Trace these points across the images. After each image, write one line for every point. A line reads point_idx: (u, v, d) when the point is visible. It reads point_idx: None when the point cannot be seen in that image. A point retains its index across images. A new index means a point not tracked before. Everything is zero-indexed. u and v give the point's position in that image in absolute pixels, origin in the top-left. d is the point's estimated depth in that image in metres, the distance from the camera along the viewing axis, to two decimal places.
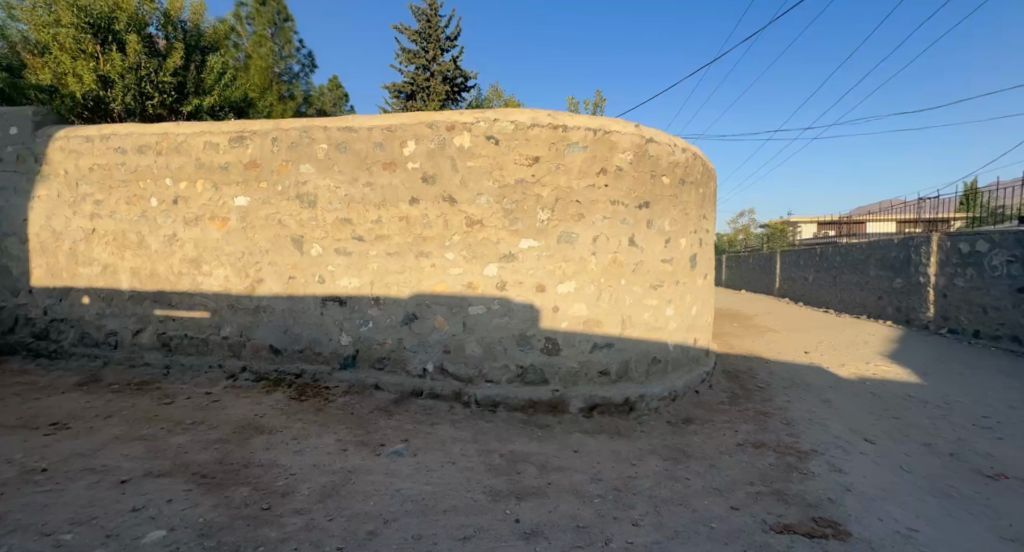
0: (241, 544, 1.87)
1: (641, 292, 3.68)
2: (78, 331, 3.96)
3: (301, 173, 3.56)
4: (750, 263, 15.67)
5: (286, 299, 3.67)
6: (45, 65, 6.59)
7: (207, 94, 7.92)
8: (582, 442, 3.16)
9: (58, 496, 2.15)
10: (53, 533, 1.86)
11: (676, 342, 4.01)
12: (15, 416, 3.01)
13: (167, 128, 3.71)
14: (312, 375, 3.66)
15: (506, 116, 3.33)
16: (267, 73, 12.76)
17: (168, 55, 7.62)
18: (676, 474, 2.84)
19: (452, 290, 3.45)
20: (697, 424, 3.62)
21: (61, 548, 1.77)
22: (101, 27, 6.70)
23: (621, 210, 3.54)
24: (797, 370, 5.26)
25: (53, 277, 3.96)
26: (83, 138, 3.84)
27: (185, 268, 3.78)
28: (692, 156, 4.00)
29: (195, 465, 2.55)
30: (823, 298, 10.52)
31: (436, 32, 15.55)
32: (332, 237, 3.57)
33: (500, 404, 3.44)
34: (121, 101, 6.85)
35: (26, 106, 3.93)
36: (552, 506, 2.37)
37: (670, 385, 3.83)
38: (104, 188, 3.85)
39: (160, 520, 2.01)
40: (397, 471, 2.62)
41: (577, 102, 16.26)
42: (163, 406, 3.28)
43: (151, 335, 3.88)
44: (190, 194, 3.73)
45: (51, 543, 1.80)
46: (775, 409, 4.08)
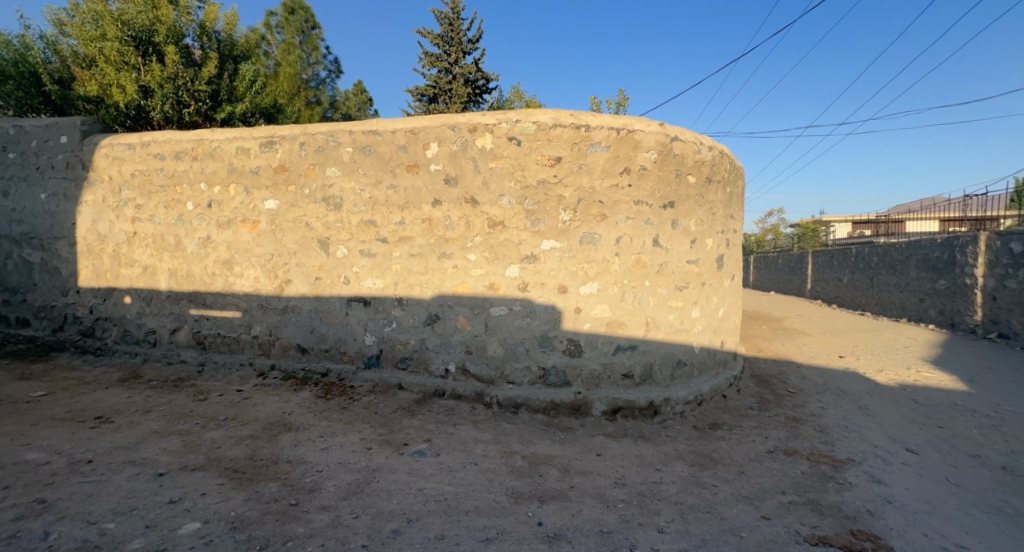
0: (270, 539, 1.92)
1: (665, 293, 3.62)
2: (121, 329, 4.16)
3: (327, 176, 3.65)
4: (780, 264, 15.18)
5: (313, 299, 3.76)
6: (91, 76, 6.95)
7: (239, 101, 8.21)
8: (604, 445, 3.12)
9: (101, 487, 2.26)
10: (97, 522, 1.96)
11: (702, 345, 3.92)
12: (63, 409, 3.18)
13: (202, 135, 3.87)
14: (337, 374, 3.74)
15: (528, 117, 3.34)
16: (295, 80, 13.26)
17: (203, 65, 7.98)
18: (703, 480, 2.77)
19: (474, 291, 3.47)
20: (724, 430, 3.52)
21: (104, 537, 1.86)
22: (142, 40, 7.05)
23: (645, 210, 3.49)
24: (831, 375, 5.06)
25: (98, 278, 4.18)
26: (125, 145, 4.04)
27: (219, 269, 3.93)
28: (719, 154, 3.91)
29: (227, 460, 2.64)
30: (859, 300, 10.10)
31: (459, 35, 15.73)
32: (357, 239, 3.65)
33: (522, 406, 3.44)
34: (160, 109, 7.17)
35: (74, 116, 4.16)
36: (576, 510, 2.35)
37: (696, 389, 3.74)
38: (145, 193, 4.04)
39: (195, 513, 2.08)
40: (419, 471, 2.65)
41: (600, 102, 16.19)
42: (198, 403, 3.40)
43: (187, 334, 4.04)
44: (223, 198, 3.88)
45: (95, 531, 1.89)
46: (807, 415, 3.93)
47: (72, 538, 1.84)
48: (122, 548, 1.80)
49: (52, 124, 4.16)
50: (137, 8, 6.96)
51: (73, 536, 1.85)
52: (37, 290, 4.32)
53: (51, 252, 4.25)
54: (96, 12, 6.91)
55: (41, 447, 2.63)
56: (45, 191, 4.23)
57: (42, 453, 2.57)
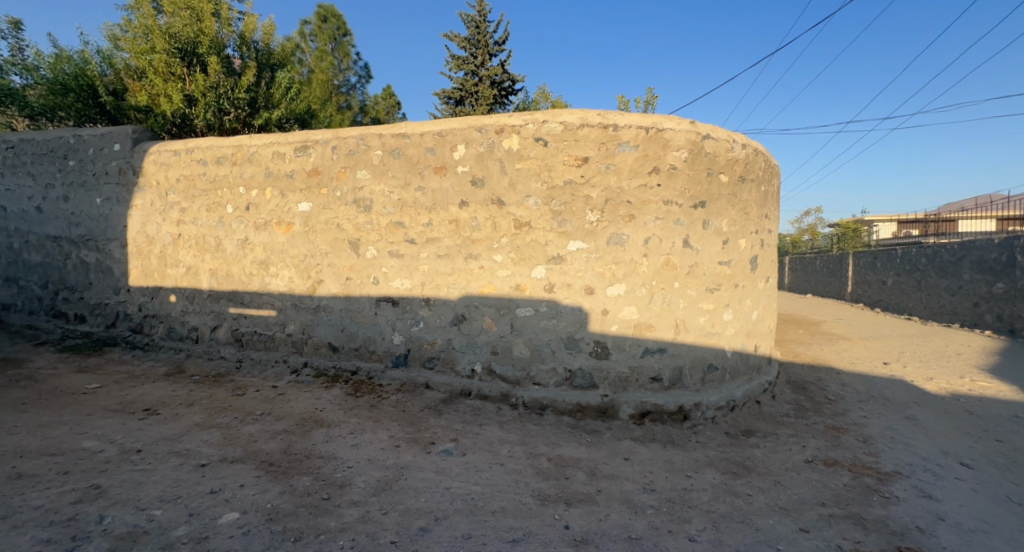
0: (304, 531, 1.98)
1: (696, 295, 3.53)
2: (166, 326, 4.40)
3: (358, 179, 3.75)
4: (818, 265, 14.55)
5: (343, 299, 3.86)
6: (141, 87, 7.37)
7: (275, 108, 8.54)
8: (632, 450, 3.07)
9: (149, 475, 2.39)
10: (146, 509, 2.08)
11: (734, 349, 3.80)
12: (115, 401, 3.38)
13: (241, 141, 4.04)
14: (366, 372, 3.83)
15: (555, 118, 3.33)
16: (327, 85, 13.74)
17: (243, 73, 8.35)
18: (736, 489, 2.68)
19: (500, 291, 3.49)
20: (758, 437, 3.41)
21: (152, 523, 1.97)
22: (188, 51, 7.45)
23: (674, 210, 3.42)
24: (875, 383, 4.80)
25: (147, 277, 4.42)
26: (171, 152, 4.27)
27: (256, 269, 4.09)
28: (753, 152, 3.79)
29: (263, 453, 2.75)
30: (906, 304, 9.57)
31: (485, 38, 15.84)
32: (385, 240, 3.73)
33: (548, 408, 3.42)
34: (203, 117, 7.52)
35: (127, 125, 4.42)
36: (603, 515, 2.32)
37: (728, 395, 3.63)
38: (189, 196, 4.26)
39: (234, 503, 2.17)
40: (446, 470, 2.68)
41: (628, 101, 16.01)
42: (236, 397, 3.55)
43: (226, 331, 4.23)
44: (260, 201, 4.04)
45: (144, 517, 2.00)
46: (849, 424, 3.75)
47: (123, 523, 1.95)
48: (168, 534, 1.90)
49: (107, 133, 4.44)
50: (183, 21, 7.38)
51: (124, 521, 1.96)
52: (92, 289, 4.61)
53: (105, 253, 4.53)
54: (146, 26, 7.35)
55: (96, 436, 2.81)
56: (101, 196, 4.51)
57: (96, 441, 2.74)
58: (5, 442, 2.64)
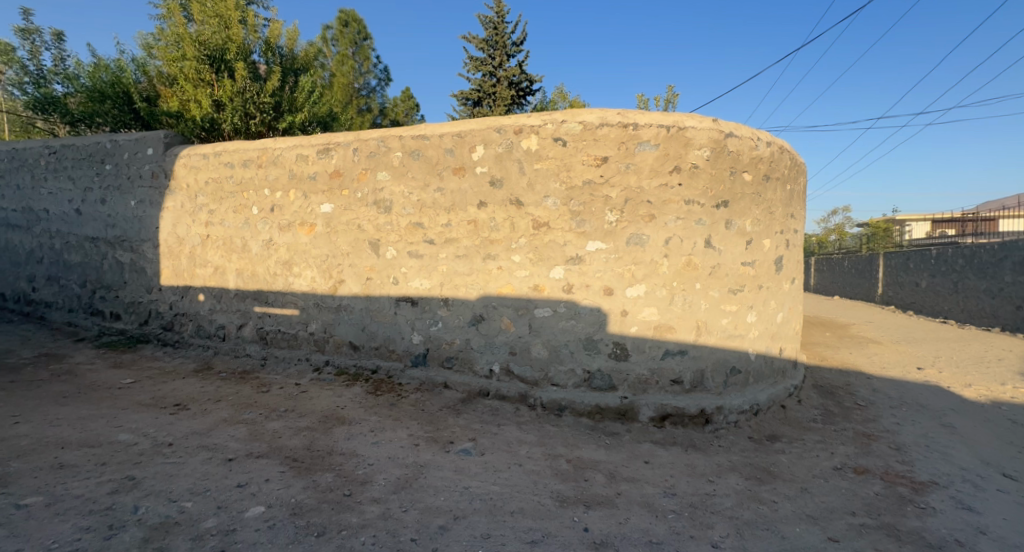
0: (327, 526, 2.02)
1: (718, 297, 3.46)
2: (195, 324, 4.55)
3: (378, 181, 3.80)
4: (846, 266, 14.09)
5: (364, 298, 3.92)
6: (173, 94, 7.64)
7: (299, 112, 8.73)
8: (652, 453, 3.02)
9: (180, 468, 2.47)
10: (177, 500, 2.15)
11: (758, 351, 3.71)
12: (148, 396, 3.52)
13: (266, 144, 4.14)
14: (386, 371, 3.88)
15: (574, 117, 3.31)
16: (347, 89, 14.05)
17: (268, 78, 8.58)
18: (761, 495, 2.61)
19: (519, 292, 3.48)
20: (784, 443, 3.32)
21: (183, 514, 2.04)
22: (216, 58, 7.72)
23: (696, 210, 3.36)
24: (907, 389, 4.62)
25: (177, 277, 4.58)
26: (200, 155, 4.41)
27: (280, 269, 4.19)
28: (778, 150, 3.70)
29: (288, 449, 2.81)
30: (941, 307, 9.19)
31: (504, 39, 15.87)
32: (405, 240, 3.77)
33: (566, 409, 3.40)
34: (231, 121, 7.76)
35: (159, 130, 4.58)
36: (623, 518, 2.29)
37: (751, 399, 3.55)
38: (217, 199, 4.39)
39: (260, 497, 2.23)
40: (465, 469, 2.69)
41: (648, 99, 15.85)
42: (261, 394, 3.64)
43: (251, 330, 4.34)
44: (284, 202, 4.13)
45: (176, 509, 2.07)
46: (881, 431, 3.62)
47: (156, 514, 2.03)
48: (198, 525, 1.96)
49: (141, 138, 4.62)
50: (212, 29, 7.66)
51: (157, 512, 2.04)
52: (127, 288, 4.80)
53: (138, 253, 4.72)
54: (177, 35, 7.66)
55: (130, 429, 2.93)
56: (135, 199, 4.69)
57: (131, 434, 2.85)
58: (48, 433, 2.78)
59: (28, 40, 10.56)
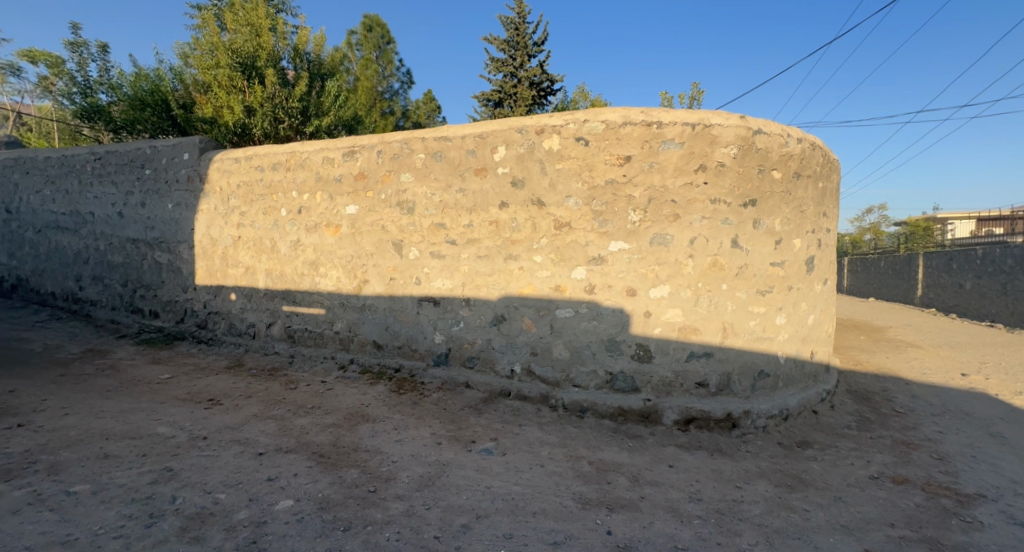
0: (353, 521, 2.06)
1: (745, 298, 3.37)
2: (228, 322, 4.71)
3: (401, 182, 3.86)
4: (883, 267, 13.48)
5: (387, 298, 3.99)
6: (207, 100, 7.97)
7: (325, 115, 8.94)
8: (677, 457, 2.97)
9: (214, 461, 2.57)
10: (212, 492, 2.23)
11: (788, 355, 3.60)
12: (184, 391, 3.66)
13: (294, 148, 4.26)
14: (409, 370, 3.93)
15: (596, 117, 3.28)
16: (371, 92, 14.35)
17: (296, 84, 8.83)
18: (792, 503, 2.53)
19: (540, 292, 3.48)
20: (815, 450, 3.20)
21: (217, 505, 2.11)
22: (248, 66, 8.02)
23: (722, 209, 3.28)
24: (950, 396, 4.39)
25: (211, 276, 4.76)
26: (232, 160, 4.56)
27: (307, 270, 4.30)
28: (809, 147, 3.58)
29: (315, 444, 2.88)
30: (987, 310, 8.70)
31: (525, 39, 15.86)
32: (427, 241, 3.81)
33: (588, 410, 3.37)
34: (261, 126, 8.03)
35: (194, 135, 4.77)
36: (647, 522, 2.26)
37: (781, 403, 3.44)
38: (248, 201, 4.54)
39: (289, 491, 2.30)
40: (487, 469, 2.70)
41: (671, 97, 15.58)
42: (289, 391, 3.75)
43: (280, 328, 4.48)
44: (312, 204, 4.24)
45: (211, 500, 2.16)
46: (921, 440, 3.45)
47: (191, 504, 2.11)
48: (231, 516, 2.03)
49: (178, 143, 4.81)
50: (244, 38, 7.97)
51: (194, 502, 2.12)
52: (165, 287, 5.02)
53: (175, 254, 4.92)
54: (212, 44, 8.01)
55: (168, 422, 3.06)
56: (172, 202, 4.90)
57: (168, 428, 2.98)
58: (94, 425, 2.93)
59: (77, 53, 11.21)
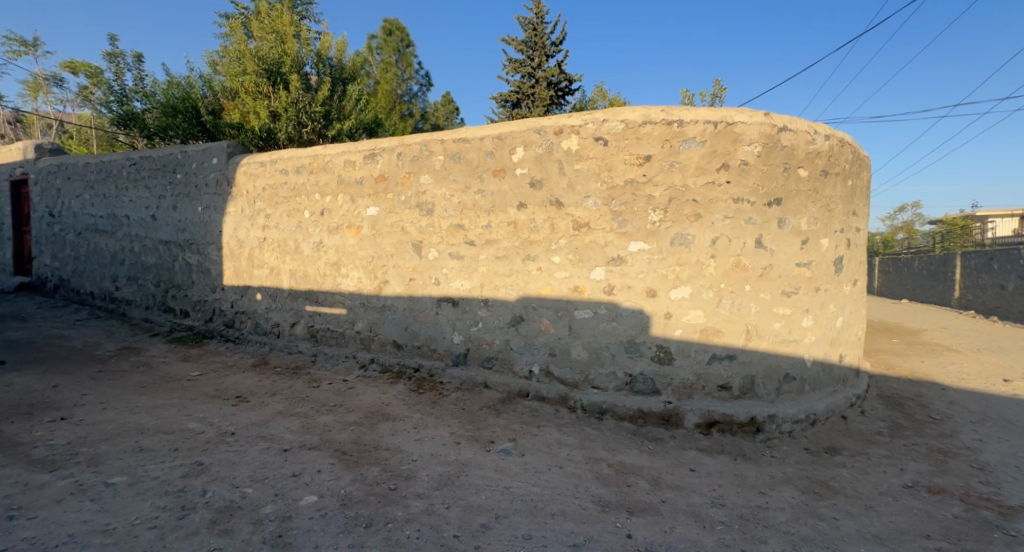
0: (374, 518, 2.10)
1: (770, 299, 3.29)
2: (254, 321, 4.85)
3: (421, 184, 3.90)
4: (918, 267, 12.95)
5: (407, 299, 4.03)
6: (235, 106, 8.24)
7: (347, 119, 9.12)
8: (698, 461, 2.91)
9: (242, 456, 2.65)
10: (240, 486, 2.30)
11: (815, 358, 3.50)
12: (213, 388, 3.78)
13: (317, 151, 4.35)
14: (428, 369, 3.97)
15: (615, 116, 3.25)
16: (391, 95, 14.57)
17: (319, 88, 9.04)
18: (820, 511, 2.46)
19: (559, 293, 3.47)
20: (844, 456, 3.10)
21: (245, 499, 2.18)
22: (273, 72, 8.28)
23: (746, 209, 3.21)
24: (991, 403, 4.19)
25: (238, 277, 4.90)
26: (258, 163, 4.69)
27: (329, 270, 4.39)
28: (838, 143, 3.47)
29: (337, 442, 2.94)
30: None
31: (543, 39, 15.82)
32: (446, 242, 3.84)
33: (607, 412, 3.34)
34: (285, 130, 8.27)
35: (222, 140, 4.92)
36: (668, 527, 2.22)
37: (808, 408, 3.35)
38: (273, 204, 4.65)
39: (313, 487, 2.35)
40: (506, 469, 2.70)
41: (692, 95, 15.30)
42: (312, 389, 3.83)
43: (304, 327, 4.58)
44: (334, 206, 4.32)
45: (239, 494, 2.22)
46: (960, 448, 3.30)
47: (220, 498, 2.18)
48: (258, 510, 2.09)
49: (207, 148, 4.97)
50: (269, 45, 8.23)
51: (223, 496, 2.19)
52: (195, 287, 5.19)
53: (204, 255, 5.09)
54: (239, 52, 8.30)
55: (198, 418, 3.17)
56: (202, 205, 5.07)
57: (198, 423, 3.08)
58: (129, 419, 3.05)
59: (113, 63, 11.70)
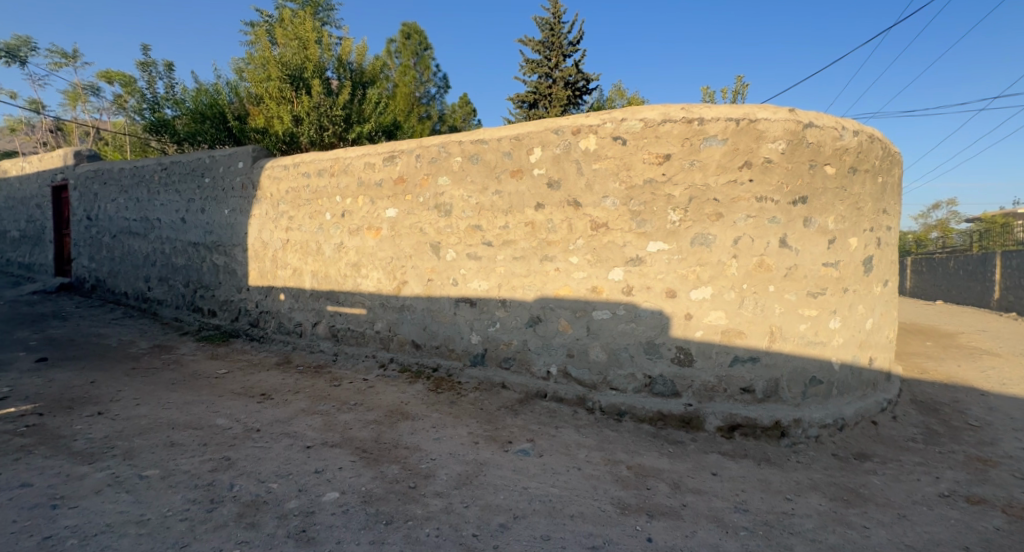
0: (394, 515, 2.12)
1: (795, 300, 3.20)
2: (278, 321, 4.96)
3: (439, 185, 3.93)
4: (954, 267, 12.43)
5: (426, 299, 4.07)
6: (260, 111, 8.51)
7: (367, 122, 9.28)
8: (721, 465, 2.85)
9: (267, 452, 2.72)
10: (265, 481, 2.36)
11: (843, 361, 3.39)
12: (239, 385, 3.89)
13: (338, 154, 4.43)
14: (446, 369, 4.00)
15: (634, 115, 3.21)
16: (410, 98, 14.75)
17: (340, 93, 9.23)
18: (849, 519, 2.38)
19: (577, 294, 3.45)
20: (875, 463, 3.00)
21: (270, 494, 2.23)
22: (296, 77, 8.52)
23: (769, 207, 3.13)
24: None
25: (263, 278, 5.03)
26: (282, 167, 4.79)
27: (350, 271, 4.46)
28: (867, 139, 3.36)
29: (358, 440, 2.99)
30: None
31: (560, 39, 15.76)
32: (464, 243, 3.86)
33: (626, 414, 3.31)
34: (307, 134, 8.48)
35: (247, 145, 5.05)
36: (689, 531, 2.18)
37: (835, 412, 3.24)
38: (296, 206, 4.76)
39: (334, 484, 2.39)
40: (524, 469, 2.70)
41: (713, 92, 15.04)
42: (333, 388, 3.90)
43: (325, 327, 4.67)
44: (354, 208, 4.39)
45: (264, 489, 2.28)
46: (1000, 457, 3.14)
47: (246, 492, 2.23)
48: (283, 505, 2.14)
49: (233, 152, 5.12)
50: (293, 51, 8.48)
51: (249, 490, 2.25)
52: (222, 287, 5.35)
53: (230, 256, 5.24)
54: (264, 59, 8.58)
55: (225, 415, 3.26)
56: (228, 207, 5.22)
57: (226, 419, 3.17)
58: (161, 415, 3.17)
59: (146, 71, 12.17)
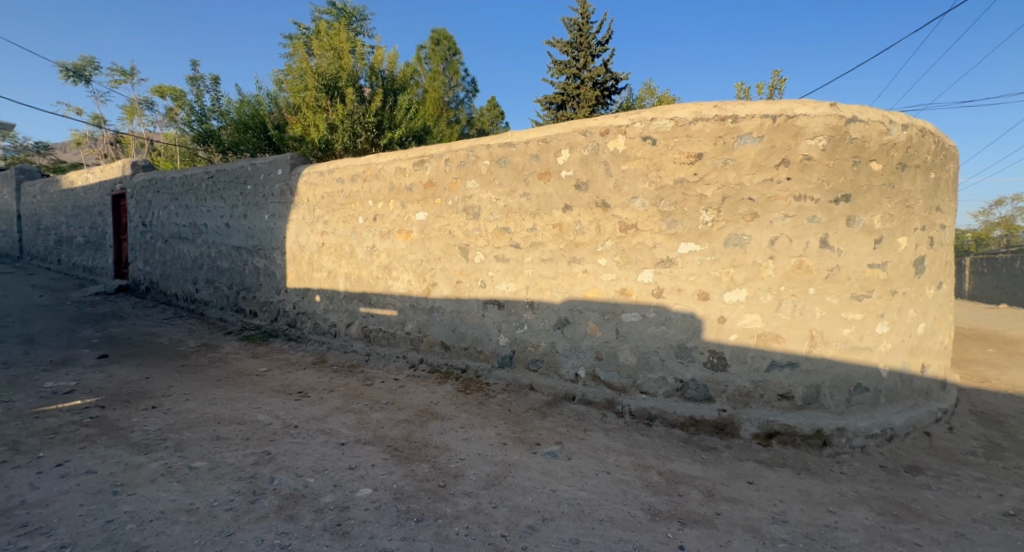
0: (425, 513, 2.16)
1: (837, 303, 3.04)
2: (314, 321, 5.14)
3: (467, 189, 3.98)
4: (1020, 267, 11.52)
5: (455, 301, 4.12)
6: (298, 121, 8.88)
7: (398, 127, 9.48)
8: (757, 473, 2.75)
9: (303, 448, 2.82)
10: (302, 476, 2.45)
11: (891, 368, 3.20)
12: (278, 383, 4.05)
13: (370, 159, 4.55)
14: (474, 370, 4.03)
15: (665, 114, 3.15)
16: (440, 103, 14.99)
17: (372, 100, 9.48)
18: (899, 535, 2.24)
19: (605, 296, 3.42)
20: (929, 477, 2.81)
21: (307, 489, 2.31)
22: (330, 87, 8.83)
23: (809, 206, 3.00)
24: None
25: (300, 280, 5.22)
26: (318, 173, 4.97)
27: (382, 273, 4.57)
28: (917, 133, 3.17)
29: (389, 438, 3.06)
30: None
31: (588, 39, 15.59)
32: (492, 245, 3.89)
33: (657, 419, 3.24)
34: (341, 141, 8.77)
35: (286, 152, 5.26)
36: (724, 540, 2.12)
37: (883, 422, 3.07)
38: (331, 211, 4.92)
39: (368, 480, 2.45)
40: (552, 472, 2.69)
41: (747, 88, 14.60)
42: (366, 387, 4.01)
43: (358, 328, 4.81)
44: (386, 212, 4.50)
45: (301, 483, 2.36)
46: None
47: (284, 486, 2.32)
48: (319, 499, 2.22)
49: (274, 160, 5.34)
50: (328, 61, 8.80)
51: (288, 485, 2.34)
52: (262, 289, 5.59)
53: (270, 260, 5.47)
54: (301, 70, 8.96)
55: (265, 411, 3.40)
56: (268, 213, 5.44)
57: (266, 415, 3.31)
58: (208, 410, 3.34)
59: (195, 85, 12.89)
